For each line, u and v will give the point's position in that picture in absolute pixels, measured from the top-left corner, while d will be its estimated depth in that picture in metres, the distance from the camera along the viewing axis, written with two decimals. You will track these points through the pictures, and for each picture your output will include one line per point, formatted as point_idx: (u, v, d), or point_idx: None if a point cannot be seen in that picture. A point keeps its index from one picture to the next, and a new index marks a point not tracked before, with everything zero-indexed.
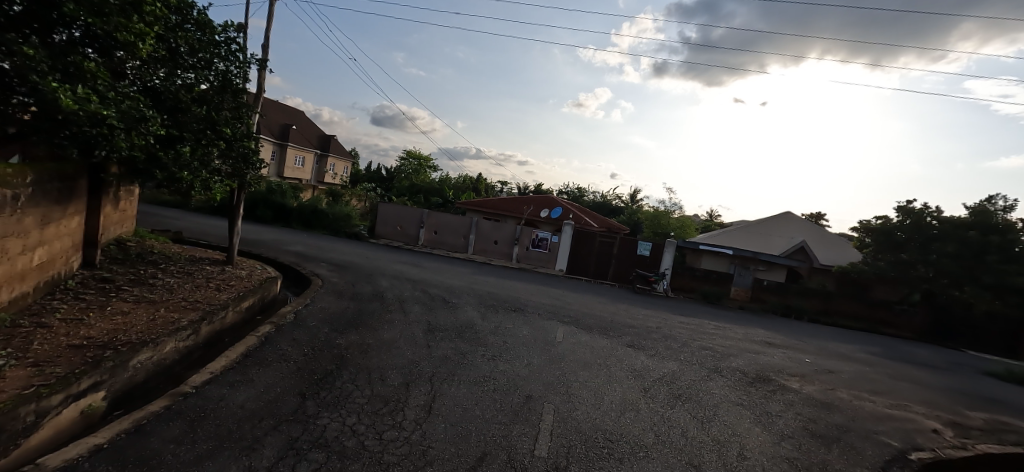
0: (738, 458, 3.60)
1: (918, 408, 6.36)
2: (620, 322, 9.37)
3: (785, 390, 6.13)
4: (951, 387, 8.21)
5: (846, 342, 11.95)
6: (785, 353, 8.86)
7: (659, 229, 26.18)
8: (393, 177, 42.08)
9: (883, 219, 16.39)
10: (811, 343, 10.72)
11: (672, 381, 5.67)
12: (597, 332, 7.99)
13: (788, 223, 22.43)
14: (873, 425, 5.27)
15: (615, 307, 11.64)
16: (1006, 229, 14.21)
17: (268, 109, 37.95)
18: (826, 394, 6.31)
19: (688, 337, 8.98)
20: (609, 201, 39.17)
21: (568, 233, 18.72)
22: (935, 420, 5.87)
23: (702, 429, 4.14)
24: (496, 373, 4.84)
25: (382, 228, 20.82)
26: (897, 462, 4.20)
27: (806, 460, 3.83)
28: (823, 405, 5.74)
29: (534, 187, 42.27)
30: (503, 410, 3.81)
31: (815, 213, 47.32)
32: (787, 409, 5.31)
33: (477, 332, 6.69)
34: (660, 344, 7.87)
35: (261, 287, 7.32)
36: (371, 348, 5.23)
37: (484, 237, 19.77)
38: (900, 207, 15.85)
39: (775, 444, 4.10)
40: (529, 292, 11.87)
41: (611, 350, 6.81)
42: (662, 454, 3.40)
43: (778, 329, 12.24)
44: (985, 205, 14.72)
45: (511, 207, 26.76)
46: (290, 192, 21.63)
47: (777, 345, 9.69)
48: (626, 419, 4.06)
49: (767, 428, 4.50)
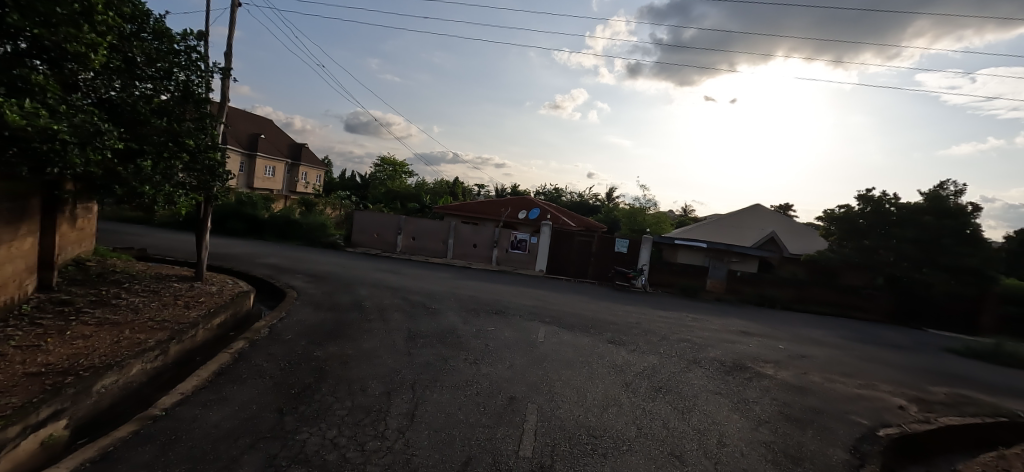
0: (718, 446, 3.69)
1: (886, 387, 6.63)
2: (601, 319, 9.49)
3: (761, 377, 6.34)
4: (914, 365, 8.64)
5: (818, 328, 12.38)
6: (760, 341, 9.12)
7: (635, 226, 26.63)
8: (369, 184, 41.62)
9: (845, 208, 17.17)
10: (785, 330, 11.08)
11: (652, 374, 5.78)
12: (578, 330, 8.06)
13: (758, 216, 23.17)
14: (844, 405, 5.50)
15: (597, 305, 11.73)
16: (958, 213, 15.21)
17: (235, 119, 36.88)
18: (801, 379, 6.51)
19: (667, 330, 9.16)
20: (586, 201, 39.62)
21: (546, 233, 18.82)
22: (901, 397, 6.17)
23: (683, 420, 4.23)
24: (478, 377, 4.82)
25: (358, 235, 20.49)
26: (868, 439, 4.39)
27: (781, 443, 3.96)
28: (798, 389, 5.95)
29: (511, 188, 42.50)
30: (487, 413, 3.81)
31: (783, 204, 49.18)
32: (763, 395, 5.48)
33: (458, 337, 6.65)
34: (640, 338, 8.02)
35: (233, 302, 7.12)
36: (351, 359, 5.15)
37: (463, 241, 19.67)
38: (859, 195, 16.67)
39: (753, 429, 4.22)
40: (510, 294, 11.89)
41: (592, 347, 6.90)
42: (644, 447, 3.45)
43: (754, 318, 12.60)
44: (938, 191, 15.65)
45: (489, 210, 26.76)
46: (260, 204, 21.10)
47: (753, 334, 9.99)
48: (608, 414, 4.10)
49: (744, 415, 4.64)
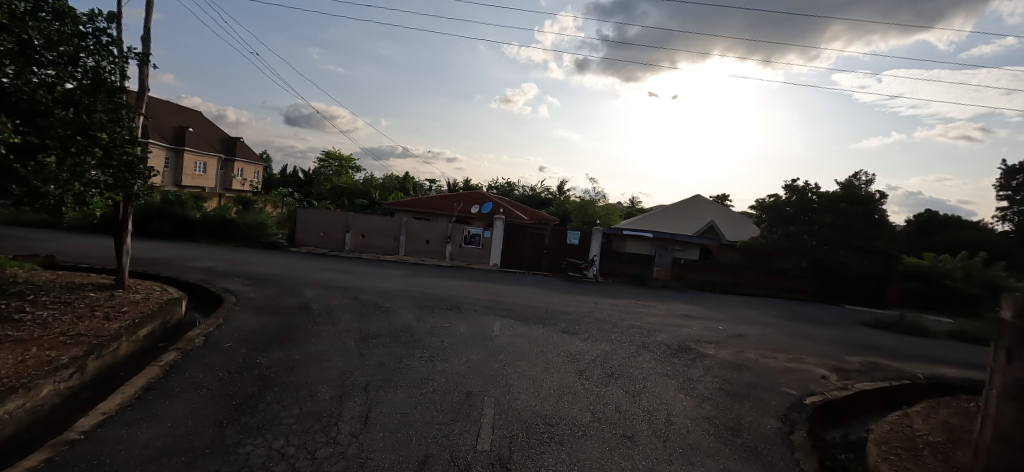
0: (666, 424, 3.90)
1: (811, 359, 7.28)
2: (555, 310, 9.67)
3: (704, 357, 6.75)
4: (834, 338, 9.55)
5: (753, 308, 13.34)
6: (702, 324, 9.69)
7: (586, 218, 27.31)
8: (313, 181, 39.67)
9: (774, 197, 18.60)
10: (724, 312, 11.85)
11: (605, 361, 5.99)
12: (532, 322, 8.17)
13: (699, 206, 24.52)
14: (776, 378, 5.98)
15: (551, 296, 11.94)
16: (868, 201, 16.94)
17: (158, 110, 33.75)
18: (738, 357, 7.00)
19: (618, 317, 9.51)
20: (539, 194, 40.11)
21: (499, 227, 18.85)
22: (824, 367, 6.79)
23: (634, 402, 4.42)
24: (434, 374, 4.76)
25: (303, 234, 19.51)
26: (796, 408, 4.80)
27: (722, 417, 4.25)
28: (736, 366, 6.39)
29: (463, 182, 42.14)
30: (443, 410, 3.78)
31: (721, 194, 52.35)
32: (706, 373, 5.84)
33: (412, 335, 6.53)
34: (592, 327, 8.26)
35: (162, 311, 6.55)
36: (298, 364, 4.91)
37: (415, 237, 19.29)
38: (786, 185, 18.12)
39: (697, 406, 4.50)
40: (464, 289, 11.82)
41: (547, 338, 7.03)
42: (598, 431, 3.58)
43: (696, 302, 13.36)
44: (852, 181, 17.36)
45: (441, 205, 26.38)
46: (190, 203, 19.51)
47: (696, 317, 10.60)
48: (563, 402, 4.21)
49: (689, 393, 4.93)
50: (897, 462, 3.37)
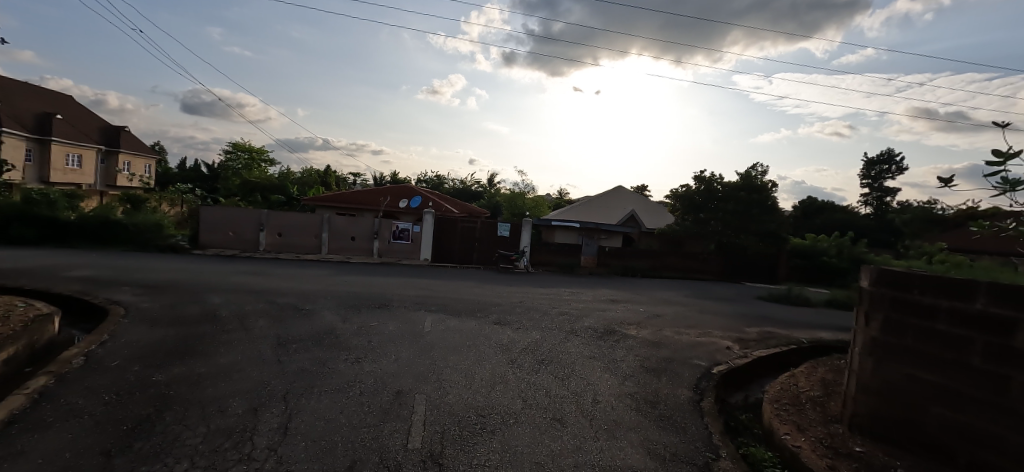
0: (593, 404, 4.10)
1: (718, 332, 8.08)
2: (487, 302, 9.73)
3: (626, 338, 7.20)
4: (736, 312, 10.67)
5: (670, 290, 14.46)
6: (625, 307, 10.32)
7: (515, 210, 27.70)
8: (219, 175, 35.93)
9: (686, 187, 20.21)
10: (645, 295, 12.70)
11: (535, 348, 6.15)
12: (464, 316, 8.16)
13: (621, 196, 25.92)
14: (689, 352, 6.56)
15: (483, 289, 11.99)
16: (762, 190, 19.02)
17: (12, 93, 28.41)
18: (657, 335, 7.55)
19: (548, 306, 9.80)
20: (469, 187, 39.91)
21: (429, 221, 18.48)
22: (728, 339, 7.57)
23: (563, 386, 4.60)
24: (361, 376, 4.58)
25: (208, 235, 17.64)
26: (705, 377, 5.31)
27: (643, 392, 4.57)
28: (654, 344, 6.91)
29: (390, 176, 40.66)
30: (371, 412, 3.65)
31: (641, 185, 55.83)
32: (628, 353, 6.24)
33: (337, 337, 6.21)
34: (523, 316, 8.44)
35: (26, 331, 5.57)
36: (205, 378, 4.45)
37: (339, 234, 18.29)
38: (696, 176, 19.77)
39: (621, 384, 4.79)
40: (394, 286, 11.46)
41: (479, 330, 7.06)
42: (529, 417, 3.68)
43: (620, 287, 14.17)
44: (750, 172, 19.38)
45: (366, 199, 25.24)
46: (62, 202, 16.74)
47: (619, 301, 11.25)
48: (495, 392, 4.26)
49: (613, 373, 5.23)
50: (786, 416, 3.85)
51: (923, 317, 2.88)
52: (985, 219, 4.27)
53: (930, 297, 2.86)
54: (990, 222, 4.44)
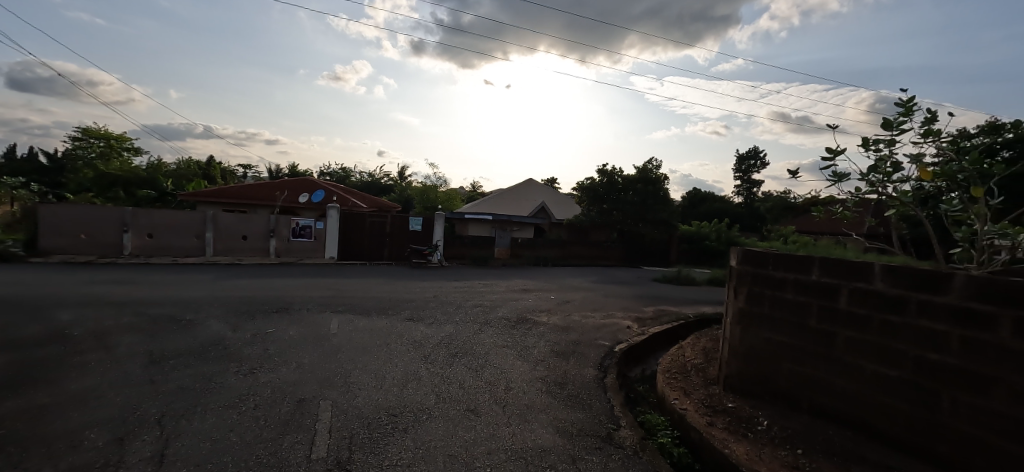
0: (506, 391, 4.22)
1: (619, 313, 8.78)
2: (399, 299, 9.46)
3: (538, 325, 7.50)
4: (635, 294, 11.67)
5: (578, 277, 15.32)
6: (537, 295, 10.73)
7: (428, 203, 27.14)
8: (63, 166, 29.93)
9: (590, 180, 21.49)
10: (555, 283, 13.32)
11: (449, 342, 6.13)
12: (375, 314, 7.84)
13: (531, 189, 26.71)
14: (594, 333, 7.04)
15: (395, 285, 11.62)
16: (656, 182, 20.92)
17: None
18: (566, 320, 7.97)
19: (462, 299, 9.82)
20: (377, 180, 38.16)
21: (334, 216, 17.32)
22: (628, 319, 8.27)
23: (477, 377, 4.65)
24: (256, 388, 4.17)
25: (51, 239, 14.65)
26: (608, 355, 5.76)
27: (553, 375, 4.81)
28: (564, 328, 7.30)
29: (288, 168, 37.32)
30: (268, 426, 3.35)
31: (550, 177, 58.03)
32: (539, 339, 6.51)
33: (227, 347, 5.58)
34: (438, 311, 8.36)
35: None
36: (49, 410, 3.71)
37: (227, 234, 16.36)
38: (599, 169, 21.10)
39: (532, 370, 4.99)
40: (295, 287, 10.60)
41: (391, 328, 6.84)
42: (443, 411, 3.66)
43: (532, 276, 14.68)
44: (646, 166, 21.18)
45: (259, 193, 22.89)
46: None
47: (531, 290, 11.65)
48: (407, 390, 4.17)
49: (525, 359, 5.42)
50: (675, 384, 4.31)
51: (776, 289, 3.39)
52: (822, 206, 5.20)
53: (781, 271, 3.37)
54: (825, 207, 5.39)
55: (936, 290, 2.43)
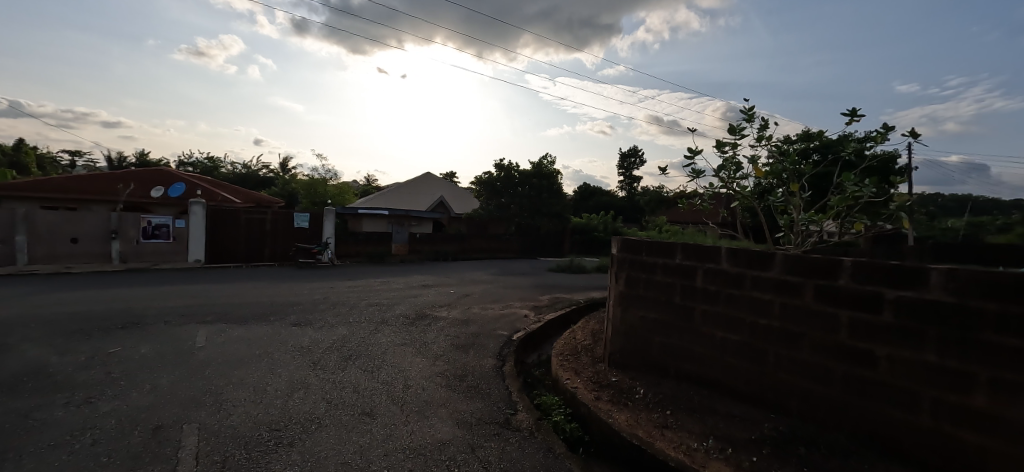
0: (404, 390, 4.11)
1: (517, 303, 9.09)
2: (283, 303, 8.61)
3: (437, 320, 7.43)
4: (532, 284, 12.19)
5: (477, 270, 15.49)
6: (436, 290, 10.61)
7: (315, 198, 24.96)
8: None
9: (488, 174, 21.83)
10: (455, 277, 13.30)
11: (342, 345, 5.77)
12: (254, 321, 7.04)
13: (429, 182, 26.19)
14: (493, 324, 7.20)
15: (278, 288, 10.54)
16: (550, 176, 22.00)
17: None
18: (465, 313, 8.02)
19: (356, 298, 9.29)
20: (254, 172, 34.10)
21: (198, 213, 14.94)
22: (525, 308, 8.62)
23: (372, 378, 4.46)
24: (95, 419, 3.47)
25: None
26: (506, 344, 5.94)
27: (452, 369, 4.81)
28: (463, 322, 7.33)
29: (134, 157, 31.42)
30: (113, 462, 2.82)
31: (449, 171, 57.49)
32: (439, 334, 6.45)
33: (50, 375, 4.54)
34: (329, 313, 7.80)
35: None
36: None
37: (46, 235, 13.22)
38: (497, 164, 21.51)
39: (431, 365, 4.93)
40: (149, 297, 9.02)
41: (273, 335, 6.20)
42: (334, 417, 3.45)
43: (432, 272, 14.46)
44: (540, 161, 22.14)
45: (94, 186, 18.82)
46: None
47: (431, 285, 11.48)
48: (294, 400, 3.83)
49: (424, 356, 5.34)
50: (568, 365, 4.62)
51: (648, 272, 3.81)
52: (686, 199, 6.00)
53: (652, 256, 3.79)
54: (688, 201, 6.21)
55: (764, 266, 2.96)
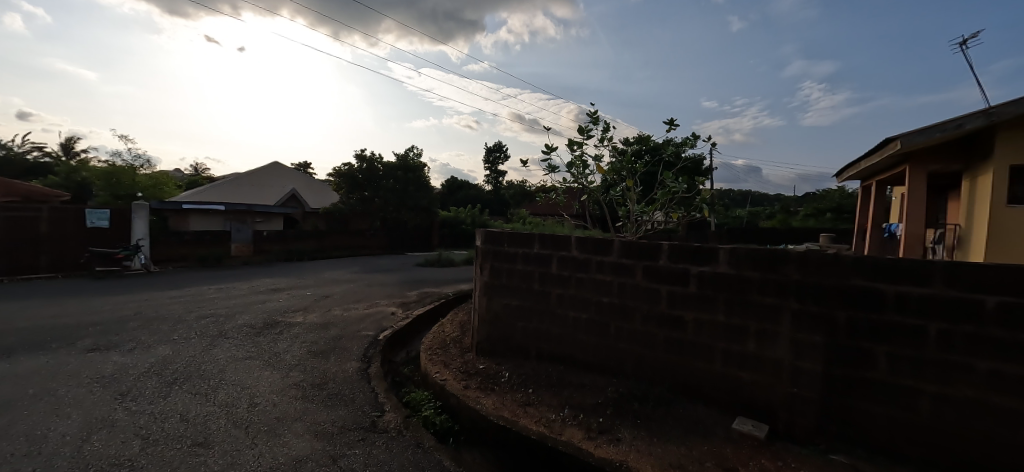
0: (250, 409, 3.61)
1: (383, 301, 8.71)
2: (72, 325, 6.74)
3: (291, 327, 6.68)
4: (399, 280, 11.79)
5: (339, 269, 14.34)
6: (289, 294, 9.52)
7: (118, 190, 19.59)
8: None
9: (348, 165, 20.41)
10: (311, 278, 12.10)
11: (163, 368, 4.78)
12: (24, 352, 5.37)
13: (278, 173, 23.25)
14: (356, 325, 6.78)
15: (63, 306, 8.21)
16: (416, 169, 21.48)
17: None
18: (325, 317, 7.37)
19: (183, 311, 7.78)
20: (16, 156, 25.77)
21: None
22: (393, 305, 8.31)
23: (207, 401, 3.81)
24: None
25: None
26: (373, 345, 5.66)
27: (311, 378, 4.39)
28: (323, 326, 6.74)
29: None
30: None
31: (301, 161, 51.77)
32: (293, 342, 5.82)
33: None
34: (143, 331, 6.37)
35: None
36: None
37: None
38: (357, 155, 20.17)
39: (284, 378, 4.42)
40: None
41: (57, 367, 4.82)
42: (155, 455, 2.86)
43: (283, 274, 12.91)
44: (405, 153, 21.49)
45: None
46: None
47: (282, 289, 10.25)
48: (92, 444, 3.06)
49: (276, 368, 4.76)
50: (436, 358, 4.61)
51: (509, 262, 3.99)
52: (543, 194, 6.47)
53: (512, 247, 3.98)
54: (545, 195, 6.70)
55: (605, 252, 3.37)
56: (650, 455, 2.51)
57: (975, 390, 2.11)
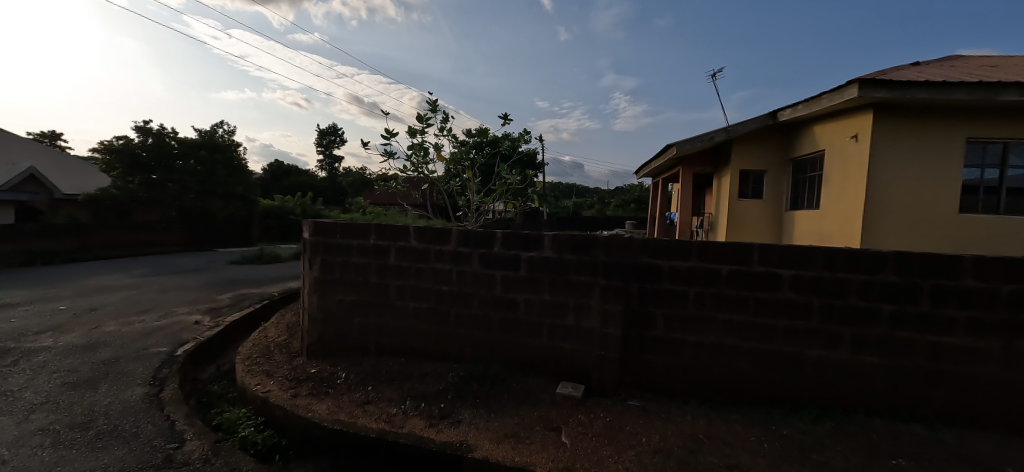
0: None
1: (182, 309, 7.14)
2: None
3: (31, 354, 4.94)
4: (206, 283, 9.83)
5: (113, 273, 11.17)
6: (26, 311, 7.01)
7: None
8: None
9: (123, 140, 15.94)
10: (66, 288, 9.15)
11: None
12: None
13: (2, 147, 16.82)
14: (142, 342, 5.41)
15: None
16: (226, 149, 18.14)
17: None
18: (90, 336, 5.67)
19: None
20: None
21: None
22: (196, 313, 6.89)
23: None
24: None
25: None
26: (167, 364, 4.60)
27: (67, 417, 3.34)
28: (87, 348, 5.18)
29: None
30: None
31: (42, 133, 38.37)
32: (35, 374, 4.32)
33: None
34: None
35: None
36: None
37: None
38: (138, 127, 15.92)
39: (20, 423, 3.25)
40: None
41: None
42: None
43: (16, 284, 9.44)
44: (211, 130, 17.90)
45: None
46: None
47: (14, 305, 7.49)
48: None
49: (3, 412, 3.46)
50: (257, 368, 4.01)
51: (343, 254, 3.70)
52: (382, 182, 6.14)
53: (346, 238, 3.69)
54: (384, 184, 6.38)
55: (444, 241, 3.40)
56: (487, 430, 2.67)
57: (716, 336, 2.83)
